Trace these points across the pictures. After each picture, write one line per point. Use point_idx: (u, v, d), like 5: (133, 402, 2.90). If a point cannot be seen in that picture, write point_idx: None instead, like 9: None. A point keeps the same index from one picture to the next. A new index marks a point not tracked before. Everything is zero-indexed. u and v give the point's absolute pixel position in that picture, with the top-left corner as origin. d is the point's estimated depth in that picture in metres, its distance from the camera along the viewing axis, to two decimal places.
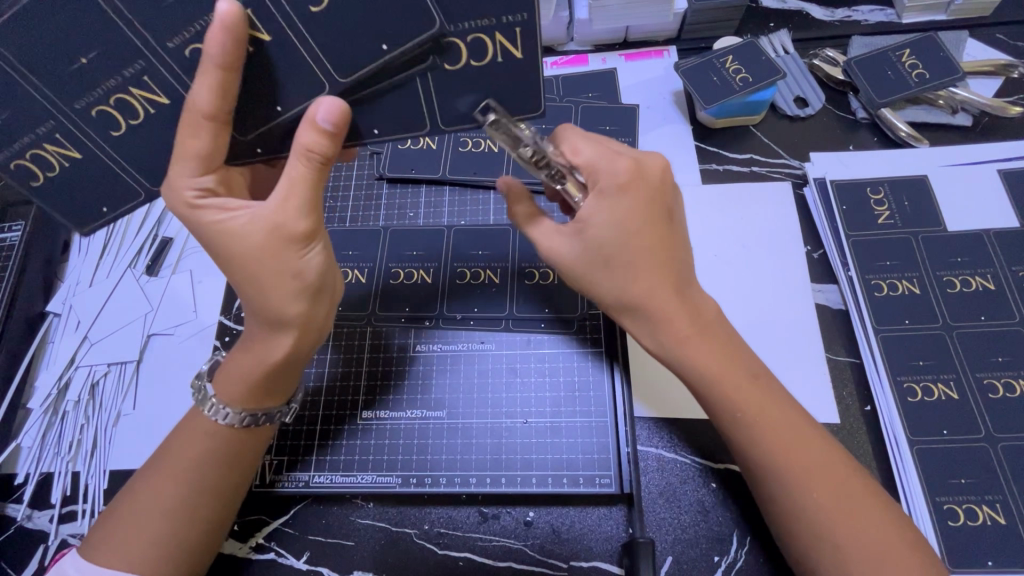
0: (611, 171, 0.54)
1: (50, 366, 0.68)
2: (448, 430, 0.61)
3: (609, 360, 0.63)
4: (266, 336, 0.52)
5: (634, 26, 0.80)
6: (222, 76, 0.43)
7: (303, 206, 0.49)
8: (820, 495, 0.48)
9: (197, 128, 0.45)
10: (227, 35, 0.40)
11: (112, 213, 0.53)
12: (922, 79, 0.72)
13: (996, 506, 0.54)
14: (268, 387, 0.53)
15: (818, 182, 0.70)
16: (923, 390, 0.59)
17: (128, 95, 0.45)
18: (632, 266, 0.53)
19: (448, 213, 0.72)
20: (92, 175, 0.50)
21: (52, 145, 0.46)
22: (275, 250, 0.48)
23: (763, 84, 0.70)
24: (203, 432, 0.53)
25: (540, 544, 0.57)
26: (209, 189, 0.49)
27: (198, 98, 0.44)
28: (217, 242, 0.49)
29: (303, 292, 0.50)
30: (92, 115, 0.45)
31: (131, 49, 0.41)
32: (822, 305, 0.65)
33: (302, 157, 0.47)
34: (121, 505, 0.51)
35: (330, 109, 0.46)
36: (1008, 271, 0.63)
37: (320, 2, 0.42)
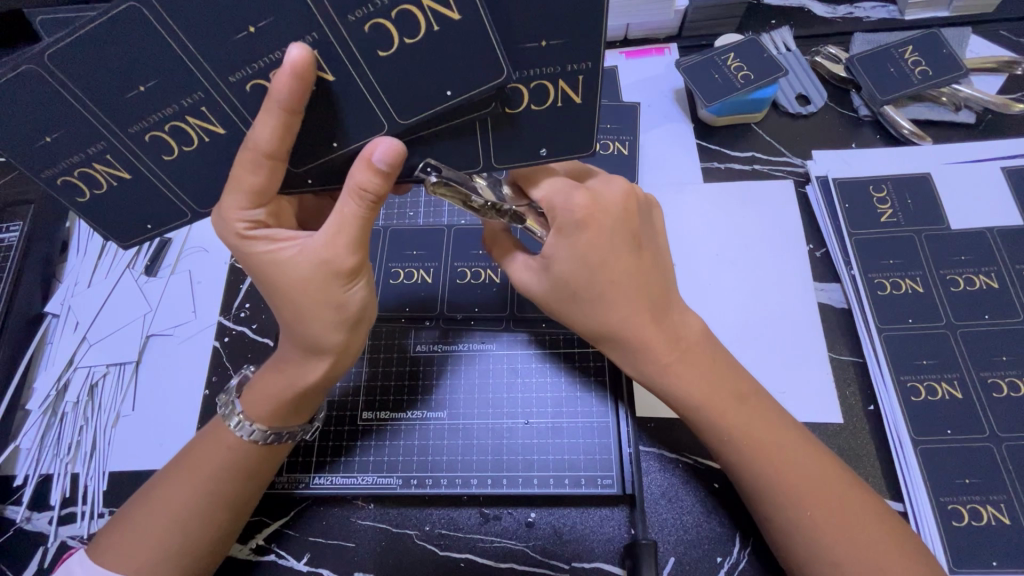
0: (568, 205, 0.53)
1: (48, 367, 0.68)
2: (449, 431, 0.61)
3: (614, 401, 0.61)
4: (300, 361, 0.52)
5: (635, 24, 0.79)
6: (285, 117, 0.42)
7: (352, 244, 0.47)
8: (809, 510, 0.48)
9: (256, 165, 0.45)
10: (294, 78, 0.40)
11: (155, 230, 0.52)
12: (925, 76, 0.72)
13: (1000, 506, 0.53)
14: (295, 408, 0.53)
15: (820, 180, 0.70)
16: (927, 389, 0.59)
17: (184, 124, 0.44)
18: (607, 296, 0.53)
19: (448, 212, 0.72)
20: (140, 194, 0.48)
21: (103, 165, 0.45)
22: (321, 285, 0.48)
23: (764, 83, 0.70)
24: (225, 445, 0.52)
25: (542, 545, 0.56)
26: (259, 220, 0.49)
27: (258, 136, 0.43)
28: (268, 273, 0.49)
29: (344, 322, 0.50)
30: (145, 140, 0.44)
31: (195, 83, 0.41)
32: (825, 304, 0.65)
33: (356, 198, 0.46)
34: (135, 508, 0.51)
35: (388, 150, 0.44)
36: (1011, 270, 0.63)
37: (391, 47, 0.41)
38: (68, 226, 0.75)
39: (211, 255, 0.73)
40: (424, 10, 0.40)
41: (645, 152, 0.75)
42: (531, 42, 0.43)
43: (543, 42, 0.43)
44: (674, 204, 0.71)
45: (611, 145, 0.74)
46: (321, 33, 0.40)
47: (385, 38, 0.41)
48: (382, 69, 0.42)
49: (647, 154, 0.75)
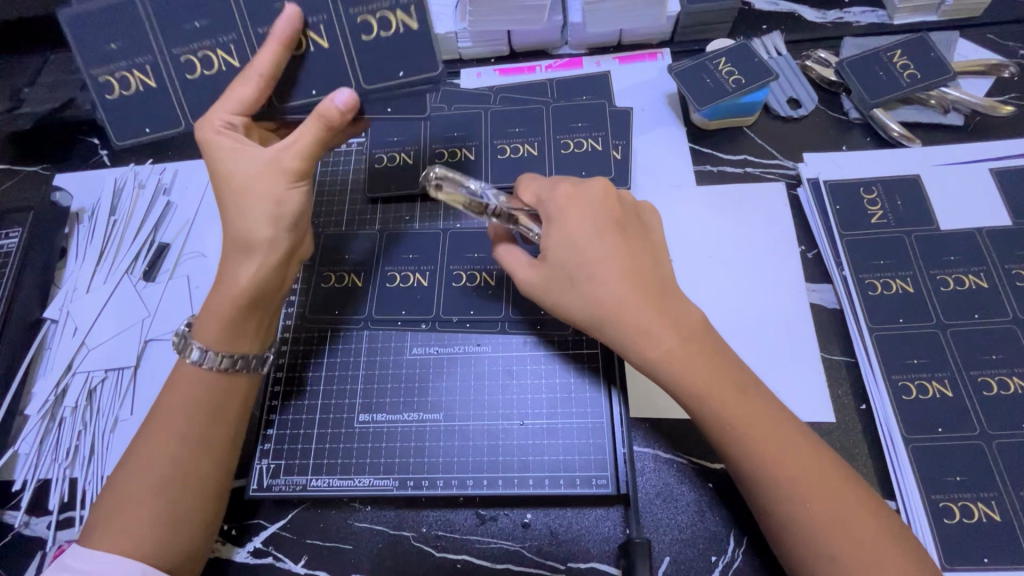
0: (552, 194, 0.58)
1: (47, 373, 0.68)
2: (445, 432, 0.61)
3: (607, 384, 0.62)
4: (236, 265, 0.55)
5: (628, 30, 0.80)
6: (275, 53, 0.53)
7: (305, 154, 0.54)
8: (810, 503, 0.48)
9: (248, 81, 0.53)
10: (290, 24, 0.53)
11: (152, 134, 0.59)
12: (914, 79, 0.73)
13: (991, 504, 0.54)
14: (241, 327, 0.55)
15: (811, 183, 0.71)
16: (917, 388, 0.59)
17: (213, 55, 0.56)
18: (593, 283, 0.54)
19: (444, 217, 0.73)
20: (153, 101, 0.57)
21: (139, 73, 0.56)
22: (273, 181, 0.54)
23: (756, 87, 0.71)
24: (189, 381, 0.54)
25: (538, 545, 0.57)
26: (235, 127, 0.55)
27: (260, 60, 0.53)
28: (222, 178, 0.55)
29: (280, 219, 0.55)
30: (181, 61, 0.56)
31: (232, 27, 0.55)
32: (817, 305, 0.66)
33: (315, 122, 0.54)
34: (116, 480, 0.51)
35: (346, 94, 0.53)
36: (1000, 269, 0.64)
37: (370, 34, 0.55)
38: (66, 232, 0.76)
39: (209, 260, 0.74)
40: (399, 19, 0.55)
41: (640, 155, 0.76)
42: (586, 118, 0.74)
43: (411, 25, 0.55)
44: (667, 207, 0.72)
45: (584, 144, 0.75)
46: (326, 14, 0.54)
47: (367, 28, 0.55)
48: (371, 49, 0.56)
49: (641, 158, 0.76)
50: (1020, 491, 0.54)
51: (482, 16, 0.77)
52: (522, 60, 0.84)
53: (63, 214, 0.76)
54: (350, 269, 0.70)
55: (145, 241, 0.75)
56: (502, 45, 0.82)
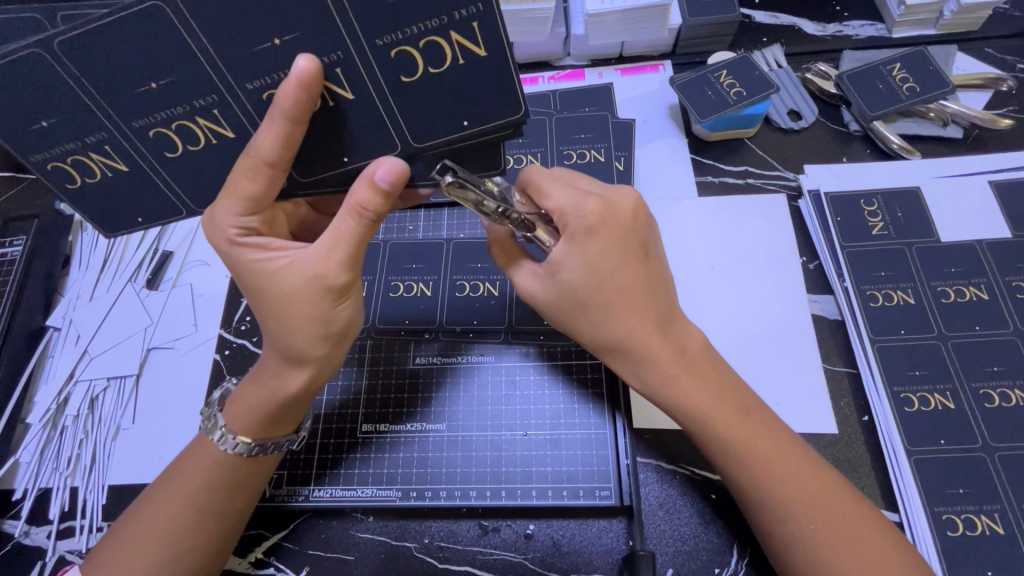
0: (579, 211, 0.53)
1: (49, 381, 0.68)
2: (449, 443, 0.61)
3: (611, 409, 0.61)
4: (279, 369, 0.52)
5: (630, 42, 0.81)
6: (289, 127, 0.43)
7: (345, 261, 0.48)
8: (813, 524, 0.48)
9: (256, 172, 0.45)
10: (303, 90, 0.41)
11: (146, 222, 0.53)
12: (913, 92, 0.73)
13: (994, 516, 0.54)
14: (277, 420, 0.53)
15: (813, 194, 0.71)
16: (920, 400, 0.59)
17: (195, 124, 0.44)
18: (608, 307, 0.53)
19: (447, 227, 0.73)
20: (135, 187, 0.49)
21: (99, 155, 0.45)
22: (311, 300, 0.48)
23: (756, 99, 0.71)
24: (210, 459, 0.52)
25: (541, 557, 0.57)
26: (251, 228, 0.50)
27: (261, 145, 0.44)
28: (258, 281, 0.50)
29: (327, 336, 0.50)
30: (151, 135, 0.44)
31: (209, 86, 0.42)
32: (819, 316, 0.66)
33: (354, 215, 0.46)
34: (125, 526, 0.51)
35: (389, 169, 0.45)
36: (1000, 281, 0.64)
37: (414, 72, 0.43)
38: (70, 240, 0.76)
39: (212, 268, 0.74)
40: (452, 44, 0.42)
41: (642, 166, 0.76)
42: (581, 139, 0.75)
43: (462, 58, 0.43)
44: (670, 219, 0.72)
45: (587, 154, 0.76)
46: (346, 52, 0.41)
47: (408, 64, 0.43)
48: (427, 87, 0.44)
49: (643, 169, 0.76)
50: None
51: None
52: (525, 71, 0.84)
53: (66, 223, 0.76)
54: None
55: (148, 249, 0.75)
56: None
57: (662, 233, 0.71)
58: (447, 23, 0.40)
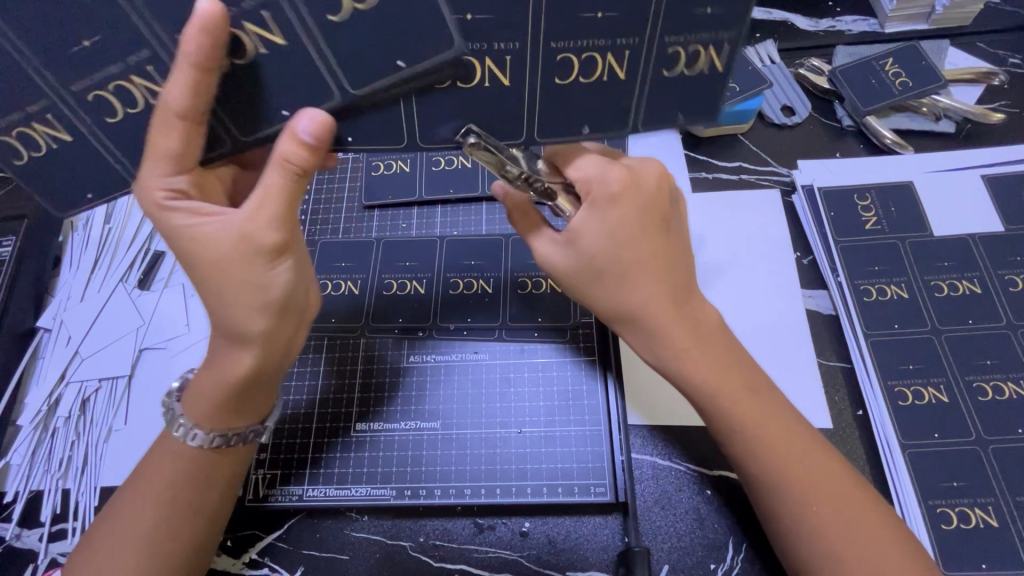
0: (604, 178, 0.53)
1: (39, 383, 0.67)
2: (443, 441, 0.61)
3: (602, 379, 0.63)
4: (227, 352, 0.50)
5: None
6: (198, 76, 0.41)
7: (277, 215, 0.47)
8: (816, 507, 0.48)
9: (171, 126, 0.44)
10: (208, 36, 0.39)
11: (96, 199, 0.50)
12: (906, 87, 0.73)
13: (989, 509, 0.54)
14: (234, 405, 0.51)
15: (806, 189, 0.71)
16: (913, 393, 0.59)
17: (129, 84, 0.44)
18: (628, 273, 0.53)
19: (440, 225, 0.73)
20: (81, 159, 0.47)
21: (41, 125, 0.44)
22: (241, 262, 0.46)
23: (749, 94, 0.72)
24: (174, 452, 0.52)
25: (536, 555, 0.56)
26: (180, 190, 0.47)
27: (172, 96, 0.42)
28: (190, 247, 0.47)
29: (266, 307, 0.48)
30: (88, 100, 0.44)
31: (137, 35, 0.41)
32: (813, 311, 0.66)
33: (282, 167, 0.45)
34: (103, 523, 0.51)
35: (313, 121, 0.44)
36: (993, 275, 0.64)
37: (359, 5, 0.41)
38: (60, 241, 0.75)
39: None
40: (706, 55, 0.45)
41: None
42: None
43: (471, 13, 0.42)
44: None
45: None
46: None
47: (341, 0, 0.40)
48: (648, 83, 0.47)
49: None
50: (1018, 496, 0.54)
51: None
52: None
53: (57, 224, 0.75)
54: (346, 278, 0.70)
55: (139, 249, 0.74)
56: None
57: None
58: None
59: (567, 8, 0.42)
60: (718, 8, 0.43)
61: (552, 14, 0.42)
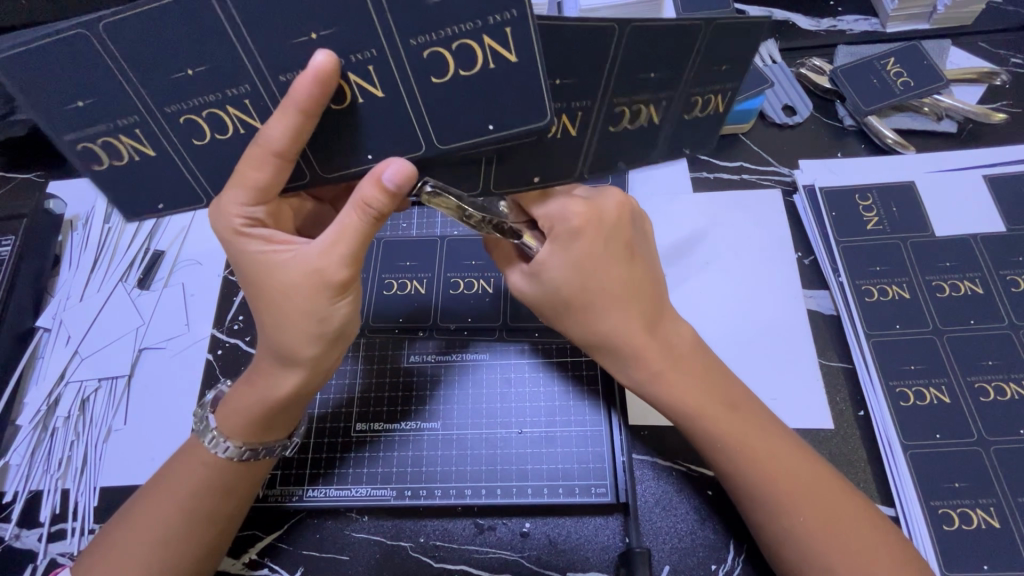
0: (564, 215, 0.54)
1: (39, 383, 0.67)
2: (443, 441, 0.61)
3: (606, 406, 0.61)
4: (275, 375, 0.51)
5: None
6: (300, 120, 0.42)
7: (348, 257, 0.47)
8: (803, 517, 0.48)
9: (262, 162, 0.44)
10: (319, 84, 0.40)
11: (166, 210, 0.50)
12: (907, 87, 0.73)
13: (990, 510, 0.54)
14: (269, 424, 0.52)
15: (807, 189, 0.71)
16: (915, 394, 0.59)
17: (223, 113, 0.44)
18: (596, 304, 0.54)
19: (440, 225, 0.73)
20: (158, 176, 0.47)
21: (130, 139, 0.44)
22: (308, 295, 0.47)
23: (750, 93, 0.71)
24: (199, 462, 0.52)
25: (537, 555, 0.56)
26: (256, 219, 0.48)
27: (269, 133, 0.42)
28: (261, 273, 0.49)
29: (322, 337, 0.49)
30: (178, 122, 0.44)
31: (245, 78, 0.42)
32: (814, 311, 0.66)
33: (358, 210, 0.45)
34: (122, 521, 0.51)
35: (397, 170, 0.44)
36: (995, 275, 0.64)
37: (444, 75, 0.42)
38: (60, 240, 0.75)
39: (204, 267, 0.73)
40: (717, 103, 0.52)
41: None
42: None
43: (559, 79, 0.46)
44: (665, 216, 0.72)
45: None
46: (378, 49, 0.41)
47: (440, 65, 0.42)
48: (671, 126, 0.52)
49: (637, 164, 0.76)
50: (1019, 497, 0.54)
51: None
52: None
53: (56, 222, 0.75)
54: None
55: (139, 249, 0.74)
56: None
57: (658, 230, 0.71)
58: (481, 27, 0.40)
59: (628, 68, 0.47)
60: (732, 65, 0.49)
61: (620, 70, 0.47)
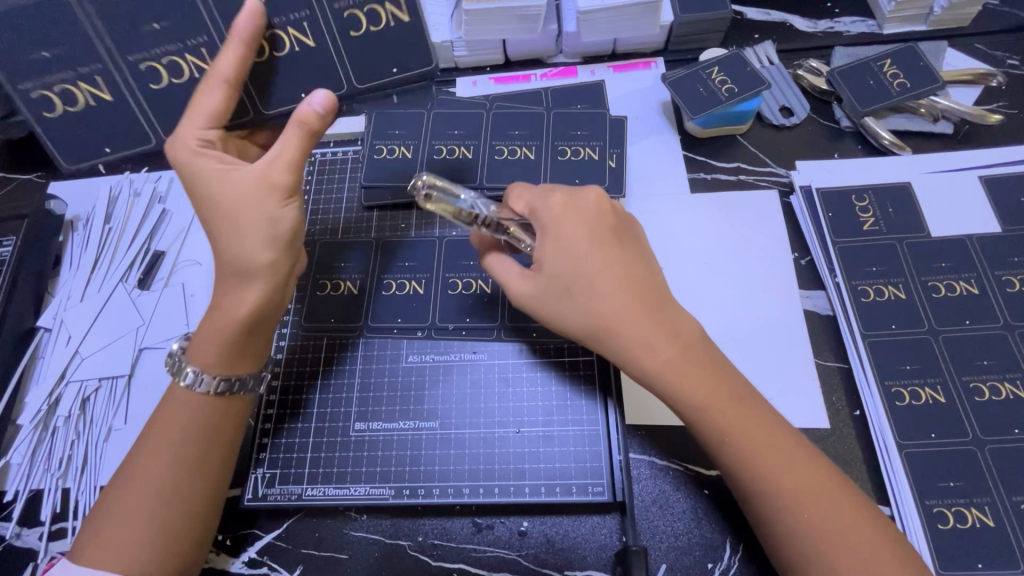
0: (547, 206, 0.58)
1: (39, 382, 0.68)
2: (441, 441, 0.61)
3: (604, 402, 0.62)
4: (234, 294, 0.53)
5: (622, 39, 0.81)
6: (244, 49, 0.51)
7: (290, 164, 0.53)
8: (806, 515, 0.48)
9: (212, 86, 0.51)
10: (253, 18, 0.51)
11: (111, 151, 0.61)
12: (904, 89, 0.74)
13: (985, 509, 0.54)
14: (241, 352, 0.54)
15: (804, 190, 0.71)
16: (910, 394, 0.60)
17: (181, 60, 0.55)
18: (591, 284, 0.55)
19: (439, 225, 0.73)
20: (118, 114, 0.58)
21: (89, 85, 0.55)
22: (260, 200, 0.52)
23: (748, 95, 0.71)
24: (183, 403, 0.53)
25: (535, 554, 0.57)
26: (209, 142, 0.53)
27: (222, 64, 0.51)
28: (213, 197, 0.52)
29: (274, 242, 0.52)
30: (141, 68, 0.55)
31: (202, 27, 0.53)
32: (811, 311, 0.66)
33: (295, 127, 0.53)
34: (113, 484, 0.51)
35: (324, 97, 0.53)
36: (990, 276, 0.64)
37: (358, 28, 0.56)
38: (60, 241, 0.75)
39: (204, 268, 0.74)
40: None
41: (634, 163, 0.76)
42: (567, 130, 0.77)
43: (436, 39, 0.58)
44: (662, 216, 0.72)
45: (582, 152, 0.75)
46: (311, 11, 0.54)
47: (355, 23, 0.56)
48: None
49: (635, 165, 0.76)
50: (1013, 496, 0.55)
51: (477, 25, 0.77)
52: (517, 69, 0.84)
53: (57, 223, 0.75)
54: (346, 278, 0.70)
55: (140, 249, 0.75)
56: (496, 53, 0.82)
57: (656, 230, 0.71)
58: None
59: None
60: None
61: None
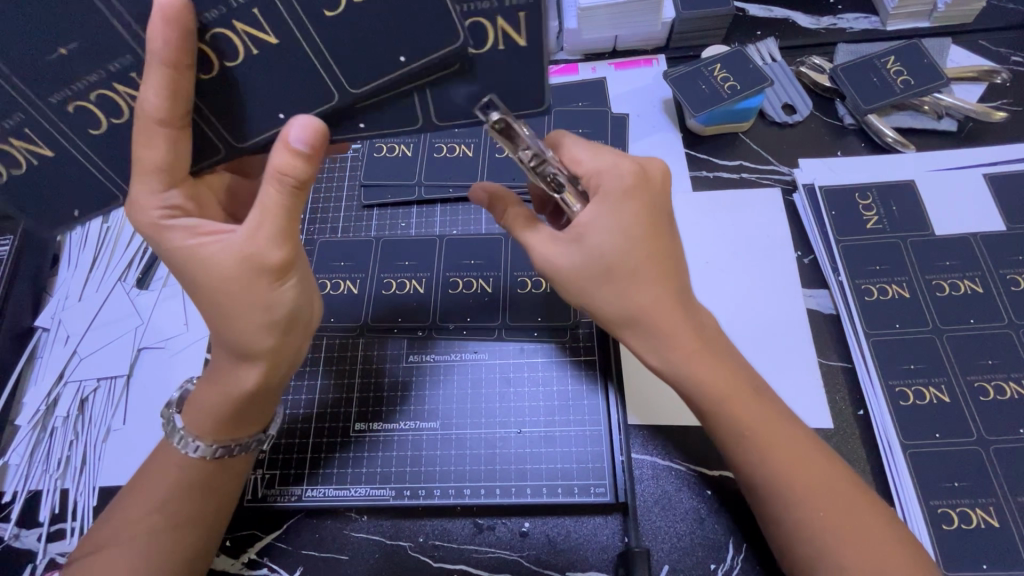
0: (616, 175, 0.53)
1: (38, 383, 0.67)
2: (442, 441, 0.61)
3: (607, 402, 0.61)
4: (232, 367, 0.50)
5: (623, 36, 0.80)
6: (171, 77, 0.41)
7: (277, 236, 0.46)
8: (822, 512, 0.48)
9: (150, 133, 0.43)
10: (172, 27, 0.38)
11: (82, 214, 0.52)
12: (908, 85, 0.73)
13: (989, 509, 0.54)
14: (236, 420, 0.51)
15: (807, 188, 0.71)
16: (914, 393, 0.59)
17: (110, 92, 0.44)
18: (634, 274, 0.52)
19: (439, 224, 0.73)
20: (64, 174, 0.48)
21: (20, 140, 0.45)
22: (245, 281, 0.46)
23: (749, 92, 0.71)
24: (175, 463, 0.52)
25: (537, 555, 0.56)
26: (176, 208, 0.47)
27: (147, 99, 0.41)
28: (192, 271, 0.47)
29: (271, 324, 0.48)
30: (69, 111, 0.44)
31: (124, 47, 0.41)
32: (814, 310, 0.66)
33: (275, 182, 0.45)
34: (103, 528, 0.51)
35: (305, 128, 0.44)
36: (995, 274, 0.64)
37: (336, 7, 0.40)
38: (59, 240, 0.75)
39: None
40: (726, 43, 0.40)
41: None
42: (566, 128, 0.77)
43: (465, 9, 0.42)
44: None
45: None
46: None
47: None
48: None
49: None
50: (1018, 496, 0.54)
51: None
52: None
53: None
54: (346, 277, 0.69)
55: (139, 248, 0.74)
56: None
57: None
58: None
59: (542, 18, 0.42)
60: None
61: None
